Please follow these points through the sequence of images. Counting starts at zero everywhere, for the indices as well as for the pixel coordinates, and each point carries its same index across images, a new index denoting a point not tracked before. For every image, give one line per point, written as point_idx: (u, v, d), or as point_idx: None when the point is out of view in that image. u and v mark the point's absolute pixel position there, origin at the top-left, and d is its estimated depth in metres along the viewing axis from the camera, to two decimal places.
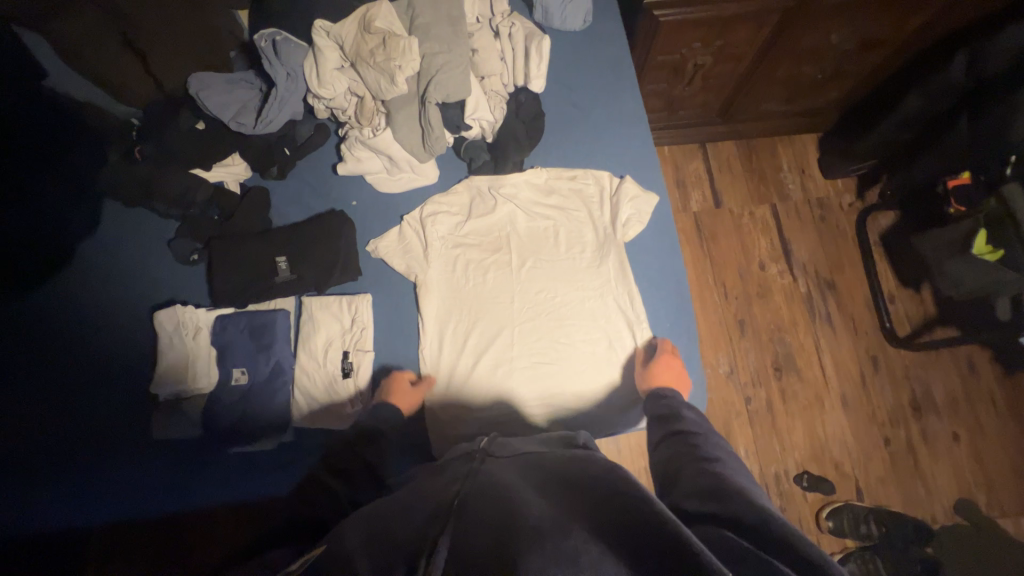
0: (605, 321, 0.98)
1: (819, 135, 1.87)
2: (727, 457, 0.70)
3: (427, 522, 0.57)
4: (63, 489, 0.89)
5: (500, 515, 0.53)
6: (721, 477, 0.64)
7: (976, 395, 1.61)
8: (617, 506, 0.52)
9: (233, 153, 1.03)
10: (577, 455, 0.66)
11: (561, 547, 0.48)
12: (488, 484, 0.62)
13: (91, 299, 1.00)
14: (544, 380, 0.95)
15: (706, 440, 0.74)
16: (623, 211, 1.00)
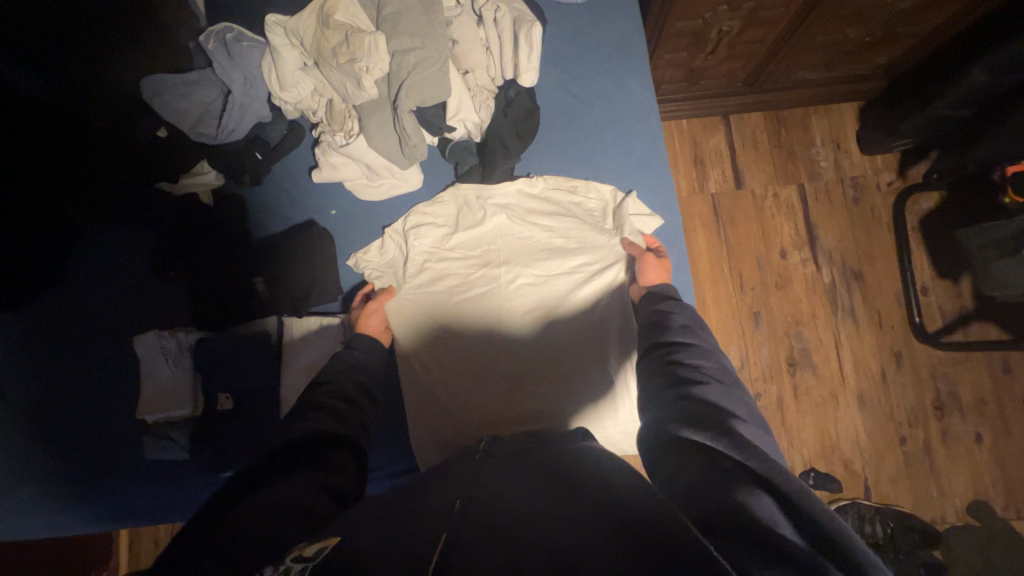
0: (600, 346, 0.91)
1: (860, 103, 1.66)
2: (716, 368, 0.69)
3: (422, 513, 0.56)
4: (54, 512, 0.90)
5: (490, 520, 0.53)
6: (715, 405, 0.63)
7: (1007, 395, 1.51)
8: (620, 509, 0.52)
9: (202, 162, 0.95)
10: (584, 463, 0.64)
11: (560, 542, 0.48)
12: (484, 487, 0.61)
13: (63, 319, 0.96)
14: (528, 408, 0.87)
15: (695, 349, 0.72)
16: (628, 228, 0.93)
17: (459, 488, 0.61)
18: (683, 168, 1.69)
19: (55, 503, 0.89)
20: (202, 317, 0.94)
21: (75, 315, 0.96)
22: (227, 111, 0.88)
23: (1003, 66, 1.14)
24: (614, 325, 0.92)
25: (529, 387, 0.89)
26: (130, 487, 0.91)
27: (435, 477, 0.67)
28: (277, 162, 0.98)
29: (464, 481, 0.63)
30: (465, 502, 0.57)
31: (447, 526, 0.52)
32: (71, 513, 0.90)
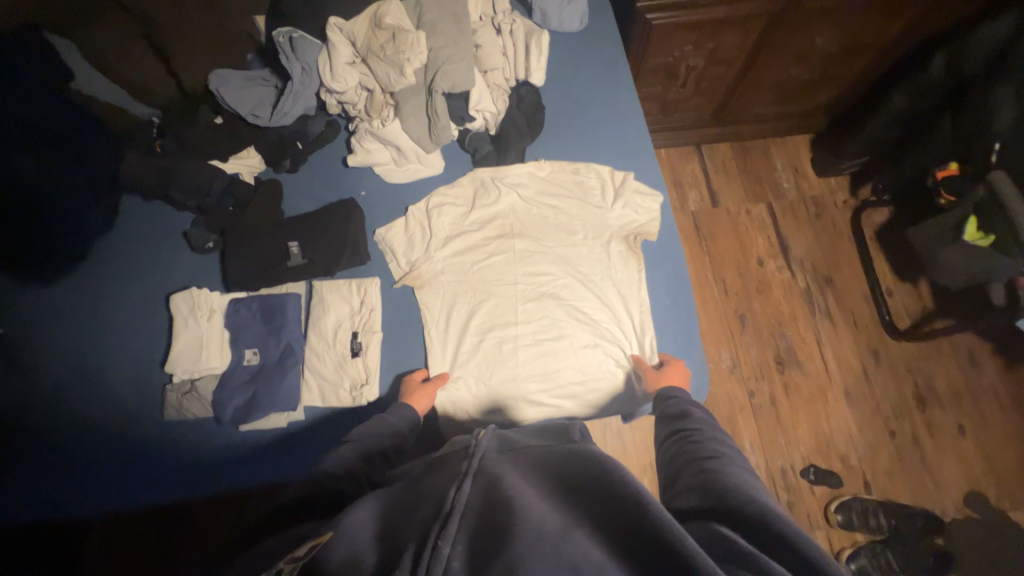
0: (607, 306, 1.01)
1: (812, 135, 1.92)
2: (730, 450, 0.71)
3: (420, 529, 0.53)
4: (88, 469, 0.94)
5: (499, 531, 0.49)
6: (732, 477, 0.63)
7: (980, 387, 1.61)
8: (639, 524, 0.48)
9: (249, 146, 1.08)
10: (581, 453, 0.60)
11: (553, 545, 0.47)
12: (489, 484, 0.57)
13: (117, 286, 1.07)
14: (549, 363, 0.97)
15: (709, 436, 0.75)
16: (625, 203, 1.06)
17: (461, 484, 0.57)
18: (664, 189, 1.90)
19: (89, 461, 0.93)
20: (232, 282, 0.99)
21: (125, 286, 1.06)
22: (285, 98, 1.00)
23: (918, 92, 1.39)
24: (621, 286, 1.03)
25: (547, 340, 0.99)
26: (155, 441, 0.94)
27: (431, 484, 0.62)
28: (314, 153, 1.11)
29: (467, 479, 0.59)
30: (469, 514, 0.54)
31: (446, 528, 0.51)
32: (96, 476, 0.93)
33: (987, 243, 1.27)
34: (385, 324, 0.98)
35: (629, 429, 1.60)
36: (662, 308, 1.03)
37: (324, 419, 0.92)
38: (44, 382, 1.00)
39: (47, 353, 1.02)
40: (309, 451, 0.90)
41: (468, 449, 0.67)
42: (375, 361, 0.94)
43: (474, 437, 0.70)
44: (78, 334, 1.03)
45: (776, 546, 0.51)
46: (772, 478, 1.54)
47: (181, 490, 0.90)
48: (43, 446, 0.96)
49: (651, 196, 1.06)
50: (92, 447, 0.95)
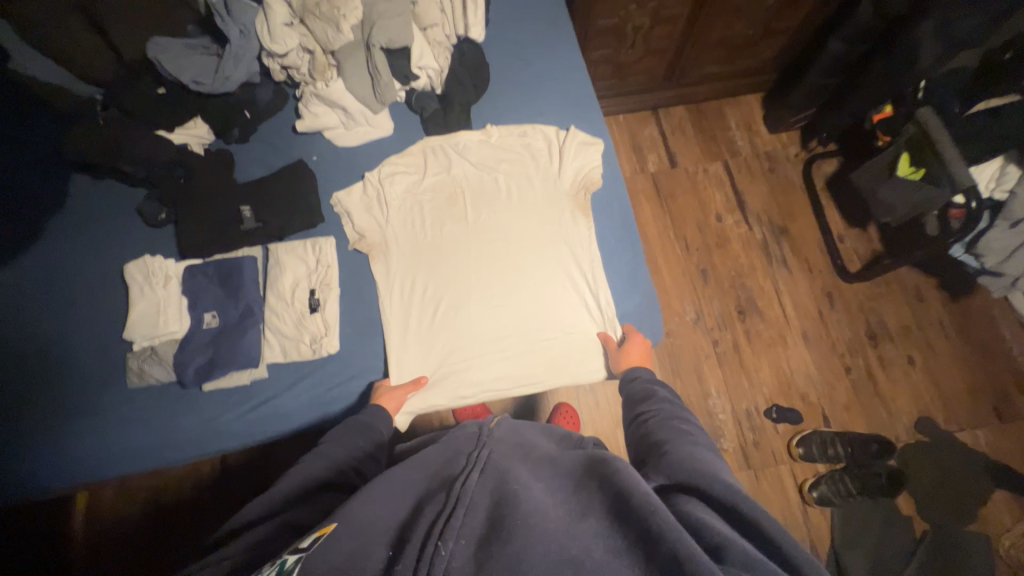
0: (560, 263, 1.03)
1: (762, 93, 1.99)
2: (695, 427, 0.77)
3: (428, 523, 0.59)
4: (44, 447, 0.93)
5: (504, 527, 0.56)
6: (702, 453, 0.69)
7: (926, 320, 1.71)
8: (634, 516, 0.55)
9: (196, 117, 1.08)
10: (597, 457, 0.68)
11: (560, 542, 0.54)
12: (497, 482, 0.65)
13: (67, 265, 1.06)
14: (507, 325, 1.00)
15: (676, 414, 0.80)
16: (572, 160, 1.06)
17: (471, 481, 0.64)
18: (624, 154, 1.94)
19: (50, 430, 0.93)
20: (186, 248, 1.00)
21: (75, 264, 1.06)
22: (223, 61, 1.01)
23: (851, 36, 1.43)
24: (576, 242, 1.04)
25: (506, 303, 1.01)
26: (119, 409, 0.95)
27: (442, 483, 0.69)
28: (262, 121, 1.12)
29: (472, 476, 0.66)
30: (473, 509, 0.60)
31: (460, 524, 0.58)
32: (58, 448, 0.93)
33: (918, 176, 1.33)
34: (342, 281, 1.01)
35: (601, 384, 1.65)
36: (611, 249, 1.06)
37: (289, 373, 0.96)
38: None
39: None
40: (276, 403, 0.94)
41: (476, 445, 0.76)
42: (334, 315, 0.97)
43: (489, 424, 0.84)
44: (27, 313, 1.02)
45: (745, 521, 0.58)
46: (738, 421, 1.62)
47: (153, 451, 0.93)
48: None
49: (597, 145, 1.08)
50: (49, 420, 0.94)
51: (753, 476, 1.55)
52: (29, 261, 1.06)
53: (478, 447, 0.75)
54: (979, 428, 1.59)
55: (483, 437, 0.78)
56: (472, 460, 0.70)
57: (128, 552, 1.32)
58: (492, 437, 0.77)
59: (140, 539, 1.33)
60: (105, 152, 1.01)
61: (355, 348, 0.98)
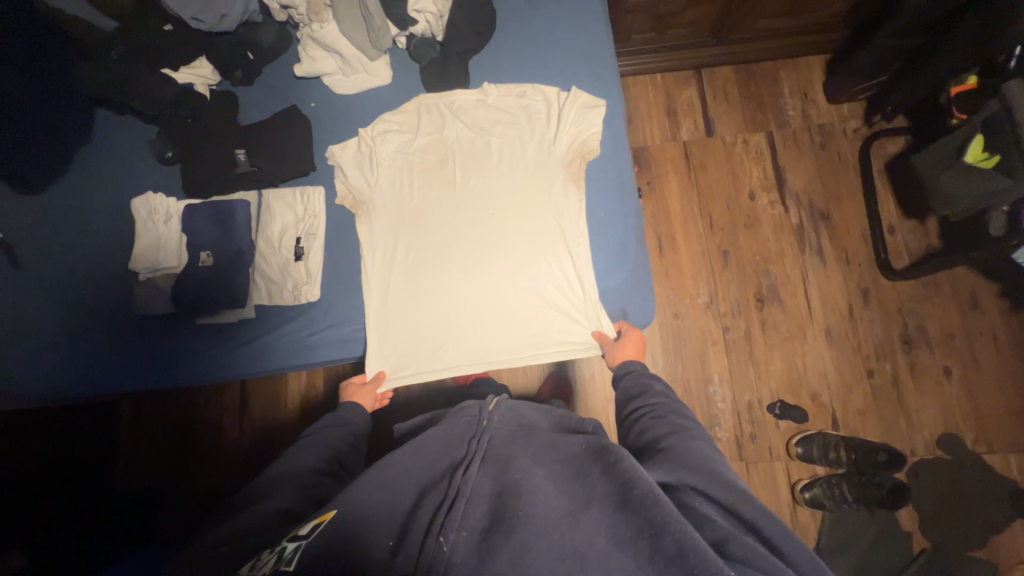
0: (545, 240, 0.97)
1: (827, 56, 1.74)
2: (690, 421, 0.78)
3: (432, 512, 0.64)
4: (73, 356, 1.06)
5: (506, 521, 0.60)
6: (700, 448, 0.70)
7: (977, 330, 1.53)
8: (637, 507, 0.59)
9: (200, 57, 1.09)
10: (598, 445, 0.70)
11: (559, 534, 0.59)
12: (495, 472, 0.69)
13: (88, 195, 1.13)
14: (487, 302, 0.97)
15: (671, 408, 0.81)
16: (571, 125, 0.98)
17: (472, 468, 0.69)
18: (655, 118, 1.78)
19: (75, 348, 1.06)
20: (188, 188, 1.04)
21: (96, 193, 1.13)
22: None
23: None
24: (565, 216, 0.97)
25: (487, 279, 0.97)
26: (130, 334, 1.05)
27: (445, 464, 0.73)
28: (266, 65, 1.12)
29: (473, 465, 0.69)
30: (473, 498, 0.65)
31: (462, 507, 0.63)
32: (81, 363, 1.05)
33: (989, 165, 1.14)
34: (327, 231, 1.02)
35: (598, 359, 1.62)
36: (603, 223, 0.99)
37: (273, 317, 1.01)
38: (31, 278, 1.09)
39: (29, 253, 1.11)
40: (261, 346, 1.00)
41: (475, 426, 0.79)
42: (317, 264, 1.00)
43: (488, 405, 0.84)
44: (53, 236, 1.12)
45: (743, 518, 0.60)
46: (737, 412, 1.56)
47: (155, 377, 1.03)
48: (33, 335, 1.07)
49: (600, 108, 0.99)
50: (74, 337, 1.07)
51: (744, 469, 1.50)
52: (55, 188, 1.14)
53: (478, 429, 0.77)
54: (1013, 454, 1.44)
55: (483, 418, 0.79)
56: (472, 446, 0.74)
57: (155, 454, 1.48)
58: (491, 421, 0.79)
59: (165, 444, 1.49)
60: (115, 88, 1.05)
61: (335, 300, 1.00)
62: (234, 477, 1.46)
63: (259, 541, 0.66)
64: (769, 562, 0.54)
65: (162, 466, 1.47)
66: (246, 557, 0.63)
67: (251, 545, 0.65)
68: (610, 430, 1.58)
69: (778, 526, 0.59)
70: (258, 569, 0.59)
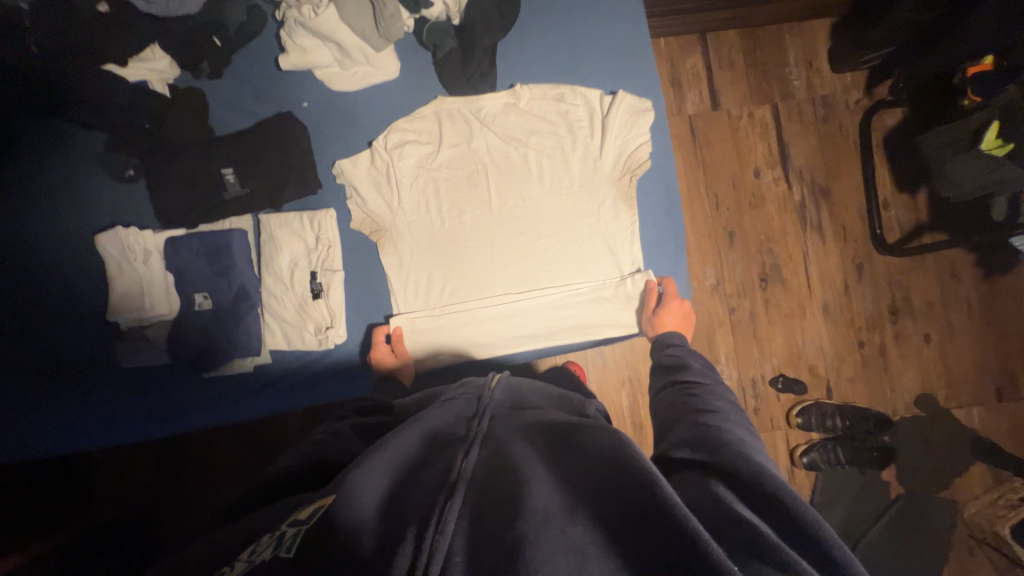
0: (594, 268, 1.01)
1: (832, 20, 1.67)
2: (726, 406, 0.75)
3: (425, 500, 0.56)
4: (58, 421, 0.95)
5: (509, 509, 0.54)
6: (726, 433, 0.67)
7: (954, 299, 1.65)
8: (631, 490, 0.54)
9: (152, 45, 0.91)
10: (592, 425, 0.68)
11: (562, 528, 0.52)
12: (494, 458, 0.64)
13: (37, 223, 0.96)
14: (529, 329, 1.00)
15: (706, 393, 0.79)
16: (617, 134, 0.98)
17: (467, 453, 0.63)
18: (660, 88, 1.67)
19: (48, 406, 0.95)
20: (164, 218, 0.93)
21: (48, 221, 0.97)
22: None
23: None
24: (617, 241, 1.01)
25: (525, 304, 1.00)
26: (116, 384, 0.97)
27: (441, 449, 0.67)
28: (237, 51, 0.97)
29: (473, 450, 0.64)
30: (471, 485, 0.58)
31: (454, 494, 0.56)
32: (59, 422, 0.95)
33: (1003, 152, 1.17)
34: (345, 262, 0.98)
35: (610, 347, 1.61)
36: (647, 236, 1.03)
37: (288, 359, 0.98)
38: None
39: None
40: (281, 390, 0.97)
41: (475, 407, 0.76)
42: (338, 299, 0.96)
43: (488, 382, 0.84)
44: (2, 272, 0.95)
45: (769, 508, 0.55)
46: (742, 388, 1.63)
47: (152, 430, 0.96)
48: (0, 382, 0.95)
49: (648, 112, 0.99)
50: (47, 392, 0.96)
51: None
52: None
53: (477, 409, 0.75)
54: (976, 407, 1.62)
55: (483, 396, 0.78)
56: (474, 427, 0.70)
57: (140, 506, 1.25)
58: (490, 402, 0.77)
59: (152, 472, 1.26)
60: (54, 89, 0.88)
61: (359, 334, 0.99)
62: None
63: (261, 528, 0.57)
64: (795, 558, 0.48)
65: (147, 492, 1.26)
66: (240, 546, 0.54)
67: (244, 532, 0.57)
68: (624, 417, 1.60)
69: (810, 520, 0.53)
70: (255, 556, 0.51)
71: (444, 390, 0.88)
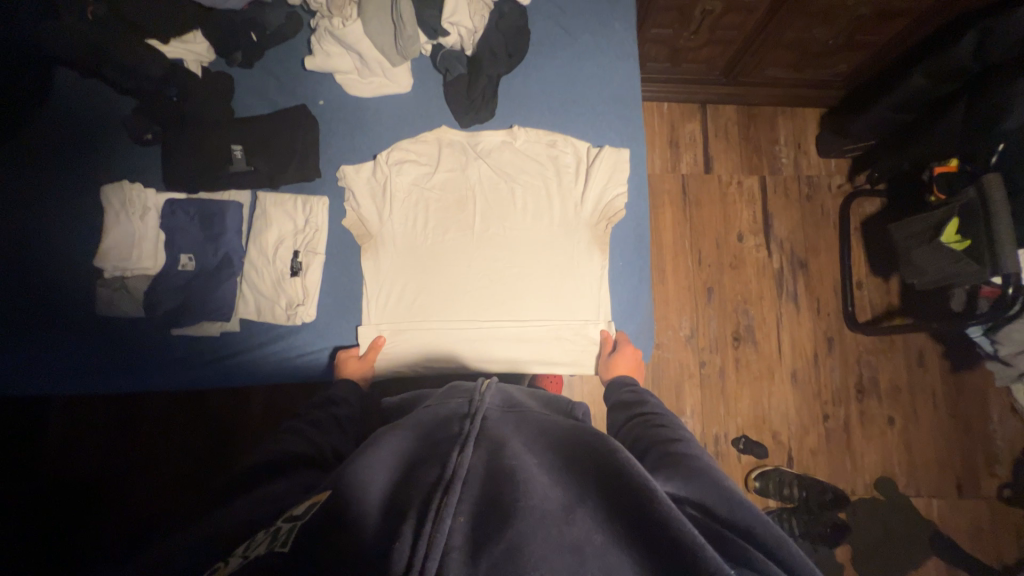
0: (561, 297, 1.07)
1: (822, 110, 1.82)
2: (686, 431, 0.78)
3: (423, 496, 0.55)
4: (23, 360, 0.98)
5: (504, 505, 0.52)
6: (692, 455, 0.69)
7: (919, 386, 1.68)
8: (630, 502, 0.53)
9: (194, 30, 1.04)
10: (590, 431, 0.64)
11: (567, 537, 0.49)
12: (491, 453, 0.61)
13: (51, 171, 1.03)
14: (489, 343, 1.05)
15: (668, 420, 0.81)
16: (597, 182, 1.07)
17: (462, 451, 0.60)
18: (658, 146, 1.78)
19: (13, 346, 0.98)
20: (168, 180, 1.01)
21: (63, 169, 1.04)
22: None
23: (938, 72, 1.29)
24: (588, 277, 1.07)
25: (484, 325, 1.05)
26: (85, 333, 0.99)
27: (433, 447, 0.64)
28: (270, 48, 1.09)
29: (468, 445, 0.61)
30: (469, 484, 0.56)
31: (446, 492, 0.54)
32: (21, 360, 0.97)
33: (961, 247, 1.23)
34: (327, 248, 1.04)
35: (579, 383, 1.61)
36: (615, 268, 1.10)
37: (255, 332, 1.02)
38: None
39: None
40: (243, 362, 1.00)
41: (467, 407, 0.72)
42: (313, 282, 1.02)
43: (480, 387, 0.77)
44: (10, 208, 1.02)
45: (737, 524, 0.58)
46: (703, 443, 1.62)
47: (106, 384, 0.98)
48: None
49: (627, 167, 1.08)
50: (16, 330, 0.99)
51: None
52: (16, 156, 1.04)
53: (470, 409, 0.70)
54: (935, 499, 1.61)
55: (476, 397, 0.73)
56: (466, 424, 0.66)
57: (88, 473, 1.24)
58: (483, 400, 0.72)
59: (104, 437, 1.26)
60: (96, 52, 0.97)
61: (328, 319, 1.04)
62: (180, 503, 1.24)
63: (253, 527, 0.59)
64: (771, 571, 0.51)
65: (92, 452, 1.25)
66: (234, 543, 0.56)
67: (237, 528, 0.58)
68: None
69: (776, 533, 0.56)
70: (250, 552, 0.54)
71: (432, 394, 0.85)
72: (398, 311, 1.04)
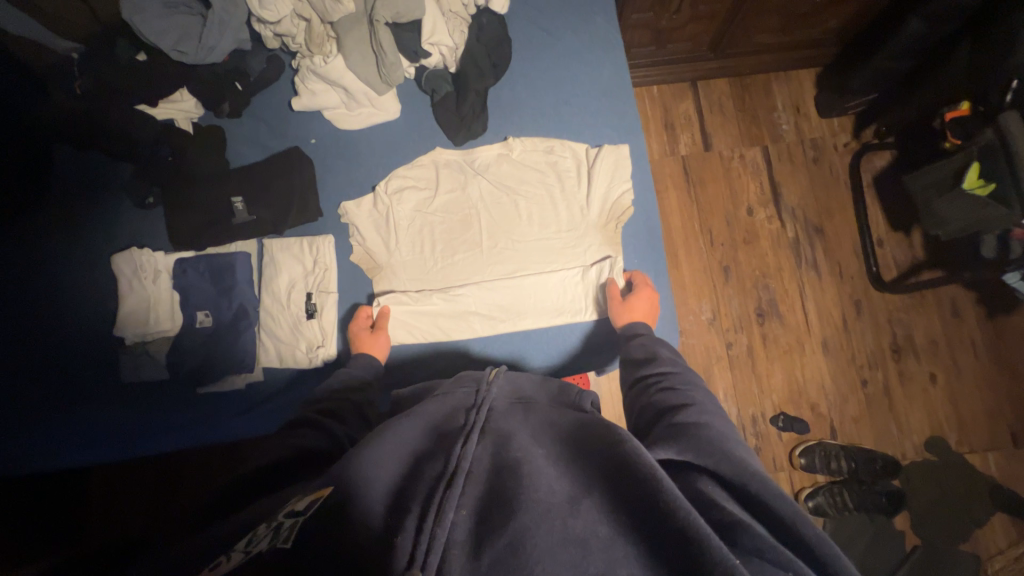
0: (579, 302, 1.05)
1: (817, 70, 1.77)
2: (699, 394, 0.74)
3: (426, 491, 0.54)
4: (60, 432, 0.99)
5: (506, 501, 0.51)
6: (704, 423, 0.66)
7: (958, 337, 1.62)
8: (636, 488, 0.50)
9: (181, 89, 1.05)
10: (599, 421, 0.63)
11: (570, 528, 0.48)
12: (496, 446, 0.60)
13: (63, 248, 1.05)
14: (510, 350, 1.03)
15: (679, 380, 0.78)
16: (600, 183, 1.06)
17: (466, 442, 0.59)
18: (653, 132, 1.75)
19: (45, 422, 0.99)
20: (176, 241, 1.02)
21: (74, 243, 1.05)
22: (209, 28, 0.98)
23: (935, 15, 1.23)
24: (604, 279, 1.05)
25: (504, 335, 1.04)
26: (119, 401, 1.01)
27: (437, 442, 0.63)
28: (256, 94, 1.09)
29: (472, 437, 0.60)
30: (473, 477, 0.55)
31: (450, 486, 0.53)
32: (58, 437, 0.98)
33: (983, 192, 1.19)
34: (339, 285, 1.04)
35: (605, 381, 1.59)
36: (630, 264, 1.07)
37: (279, 378, 1.02)
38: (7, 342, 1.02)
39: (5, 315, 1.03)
40: (270, 410, 0.99)
41: (474, 399, 0.70)
42: (330, 320, 1.02)
43: (488, 376, 0.76)
44: (30, 289, 1.04)
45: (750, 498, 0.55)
46: (742, 425, 1.59)
47: (143, 448, 0.99)
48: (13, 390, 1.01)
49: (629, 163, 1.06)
50: (52, 405, 1.00)
51: None
52: (26, 237, 1.06)
53: (477, 400, 0.69)
54: (992, 452, 1.55)
55: (482, 389, 0.71)
56: (471, 417, 0.65)
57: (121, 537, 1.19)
58: (489, 393, 0.70)
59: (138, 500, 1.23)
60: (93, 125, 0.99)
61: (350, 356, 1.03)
62: None
63: (254, 523, 0.53)
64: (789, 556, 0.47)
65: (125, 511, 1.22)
66: (234, 539, 0.50)
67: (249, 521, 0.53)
68: None
69: (792, 510, 0.52)
70: (251, 547, 0.48)
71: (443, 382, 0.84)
72: (418, 338, 1.03)
